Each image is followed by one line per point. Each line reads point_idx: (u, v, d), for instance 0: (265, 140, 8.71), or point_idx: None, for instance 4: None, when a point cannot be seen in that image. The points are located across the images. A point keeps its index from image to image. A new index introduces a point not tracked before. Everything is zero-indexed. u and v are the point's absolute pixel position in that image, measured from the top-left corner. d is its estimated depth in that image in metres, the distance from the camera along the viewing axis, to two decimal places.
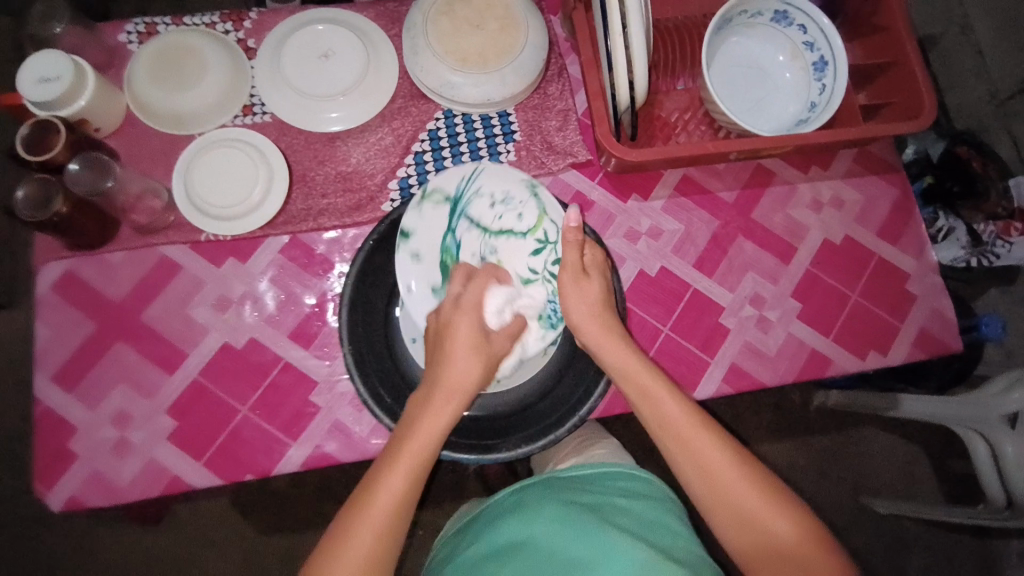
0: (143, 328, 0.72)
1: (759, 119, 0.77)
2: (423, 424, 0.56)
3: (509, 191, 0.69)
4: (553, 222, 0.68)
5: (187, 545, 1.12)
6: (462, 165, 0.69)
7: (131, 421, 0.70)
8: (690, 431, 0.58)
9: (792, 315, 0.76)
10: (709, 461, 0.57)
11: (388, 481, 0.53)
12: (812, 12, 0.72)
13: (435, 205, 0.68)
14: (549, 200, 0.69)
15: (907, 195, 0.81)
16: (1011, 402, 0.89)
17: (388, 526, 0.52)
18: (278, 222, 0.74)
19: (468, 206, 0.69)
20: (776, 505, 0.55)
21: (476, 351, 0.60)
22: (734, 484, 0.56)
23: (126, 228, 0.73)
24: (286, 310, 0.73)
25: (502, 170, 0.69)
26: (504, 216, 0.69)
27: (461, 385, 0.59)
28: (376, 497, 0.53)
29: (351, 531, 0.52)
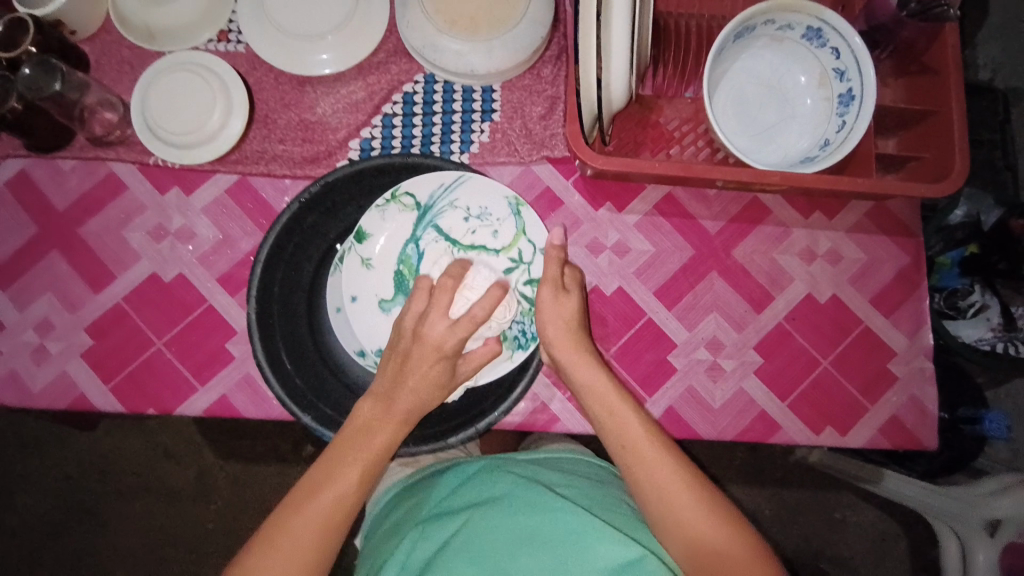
0: (80, 241, 0.71)
1: (765, 147, 0.68)
2: (361, 448, 0.54)
3: (487, 207, 0.66)
4: (530, 241, 0.66)
5: (109, 461, 1.08)
6: (445, 171, 0.65)
7: (51, 330, 0.69)
8: (641, 448, 0.54)
9: (750, 368, 0.69)
10: (660, 478, 0.52)
11: (336, 487, 0.52)
12: (848, 34, 0.61)
13: (401, 209, 0.66)
14: (530, 218, 0.65)
15: (918, 265, 0.71)
16: (997, 507, 0.78)
17: (327, 538, 0.51)
18: (230, 160, 0.71)
19: (439, 215, 0.66)
20: (736, 535, 0.49)
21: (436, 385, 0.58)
22: (681, 500, 0.51)
23: (81, 138, 0.71)
24: (220, 251, 0.70)
25: (485, 181, 0.65)
26: (477, 231, 0.66)
27: (415, 416, 0.57)
28: (319, 501, 0.51)
29: (287, 523, 0.50)
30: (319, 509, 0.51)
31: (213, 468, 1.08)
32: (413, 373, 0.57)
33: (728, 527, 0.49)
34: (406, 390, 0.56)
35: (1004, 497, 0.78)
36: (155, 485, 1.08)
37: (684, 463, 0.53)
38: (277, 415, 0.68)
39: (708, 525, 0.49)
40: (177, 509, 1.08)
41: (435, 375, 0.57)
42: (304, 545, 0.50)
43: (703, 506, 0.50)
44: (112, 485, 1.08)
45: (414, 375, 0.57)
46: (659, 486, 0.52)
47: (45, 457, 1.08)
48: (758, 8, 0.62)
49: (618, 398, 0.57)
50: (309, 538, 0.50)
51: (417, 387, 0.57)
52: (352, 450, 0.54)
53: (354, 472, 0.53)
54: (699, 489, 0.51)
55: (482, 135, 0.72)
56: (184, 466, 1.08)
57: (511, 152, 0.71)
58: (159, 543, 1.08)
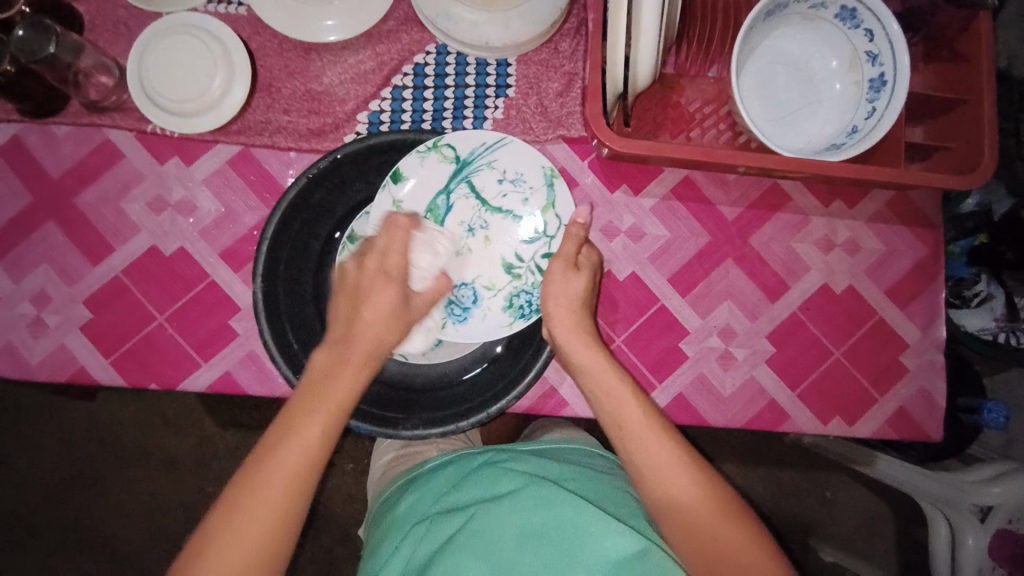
0: (76, 211, 0.68)
1: (789, 132, 0.66)
2: (325, 404, 0.50)
3: (522, 172, 0.64)
4: (558, 216, 0.64)
5: (108, 430, 1.08)
6: (488, 131, 0.63)
7: (48, 303, 0.67)
8: (637, 431, 0.52)
9: (761, 357, 0.68)
10: (657, 460, 0.51)
11: (299, 439, 0.49)
12: (885, 16, 0.59)
13: (440, 160, 0.63)
14: (562, 192, 0.63)
15: (935, 257, 0.70)
16: (990, 495, 0.80)
17: (293, 499, 0.48)
18: (232, 130, 0.68)
19: (475, 171, 0.65)
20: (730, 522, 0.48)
21: (394, 318, 0.57)
22: (676, 481, 0.50)
23: (75, 103, 0.68)
24: (223, 226, 0.68)
25: (525, 148, 0.64)
26: (508, 195, 0.65)
27: (375, 352, 0.55)
28: (279, 464, 0.48)
29: (259, 485, 0.47)
30: (288, 468, 0.48)
31: (214, 439, 1.08)
32: (368, 307, 0.56)
33: (721, 522, 0.48)
34: (361, 319, 0.55)
35: (996, 484, 0.81)
36: (157, 455, 1.08)
37: (683, 445, 0.52)
38: (282, 394, 0.67)
39: (701, 514, 0.48)
40: (178, 479, 1.08)
41: (386, 302, 0.57)
42: (274, 512, 0.47)
43: (699, 495, 0.49)
44: (113, 454, 1.08)
45: (370, 307, 0.56)
46: (654, 470, 0.50)
47: (42, 426, 1.07)
48: None
49: (615, 377, 0.55)
50: (277, 501, 0.47)
51: (374, 321, 0.56)
52: (312, 409, 0.50)
53: (318, 421, 0.50)
54: (696, 471, 0.50)
55: (496, 111, 0.69)
56: (185, 438, 1.08)
57: (526, 130, 0.69)
58: (160, 512, 1.08)
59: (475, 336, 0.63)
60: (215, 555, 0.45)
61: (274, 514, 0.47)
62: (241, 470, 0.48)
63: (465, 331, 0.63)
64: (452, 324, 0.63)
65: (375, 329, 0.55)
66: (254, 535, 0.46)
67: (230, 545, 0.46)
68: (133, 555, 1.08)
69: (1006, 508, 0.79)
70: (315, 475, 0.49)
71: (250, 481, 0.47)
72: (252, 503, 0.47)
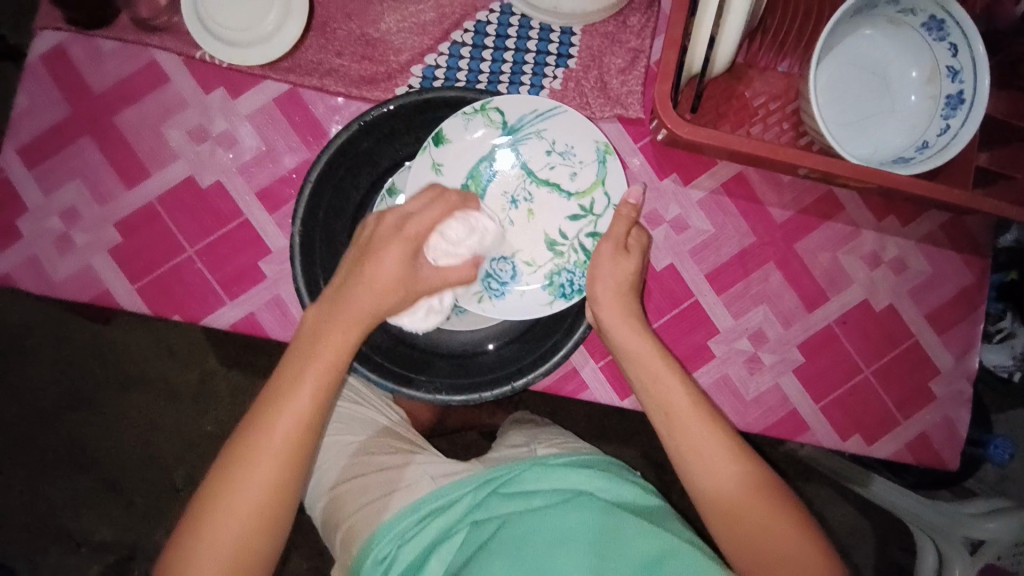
0: (115, 130, 0.67)
1: (855, 140, 0.63)
2: (315, 369, 0.50)
3: (572, 144, 0.62)
4: (607, 193, 0.62)
5: (116, 355, 1.07)
6: (541, 98, 0.61)
7: (79, 221, 0.66)
8: (683, 418, 0.52)
9: (789, 366, 0.68)
10: (700, 444, 0.51)
11: (288, 411, 0.49)
12: (972, 33, 0.56)
13: (486, 124, 0.61)
14: (614, 170, 0.61)
15: (980, 287, 0.69)
16: (983, 529, 0.79)
17: (285, 470, 0.49)
18: (282, 67, 0.66)
19: (523, 140, 0.63)
20: (769, 503, 0.49)
21: (400, 286, 0.53)
22: (716, 464, 0.50)
23: (125, 18, 0.66)
24: (262, 165, 0.67)
25: (578, 120, 0.61)
26: (555, 168, 0.63)
27: (367, 316, 0.52)
28: (274, 433, 0.49)
29: (251, 454, 0.48)
30: (278, 439, 0.49)
31: (216, 376, 1.08)
32: (376, 275, 0.53)
33: (767, 507, 0.49)
34: (363, 287, 0.52)
35: (990, 520, 0.79)
36: (160, 386, 1.08)
37: (720, 423, 0.52)
38: None
39: (741, 500, 0.49)
40: (179, 413, 1.08)
41: (396, 269, 0.53)
42: (267, 481, 0.48)
43: (746, 486, 0.50)
44: (117, 379, 1.08)
45: (376, 272, 0.52)
46: (696, 454, 0.51)
47: (51, 343, 1.07)
48: None
49: (662, 365, 0.54)
50: (271, 468, 0.48)
51: (376, 283, 0.53)
52: (306, 369, 0.50)
53: (307, 390, 0.50)
54: (738, 453, 0.51)
55: (554, 81, 0.67)
56: (190, 372, 1.08)
57: (583, 105, 0.66)
58: (157, 443, 1.09)
59: (511, 313, 0.62)
60: (214, 520, 0.47)
61: (269, 486, 0.48)
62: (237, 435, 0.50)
63: (502, 306, 0.62)
64: (489, 299, 0.62)
65: (370, 293, 0.52)
66: (247, 503, 0.48)
67: (225, 510, 0.48)
68: (126, 481, 1.09)
69: (997, 544, 0.77)
70: (307, 444, 0.50)
71: (240, 450, 0.49)
72: (245, 469, 0.48)
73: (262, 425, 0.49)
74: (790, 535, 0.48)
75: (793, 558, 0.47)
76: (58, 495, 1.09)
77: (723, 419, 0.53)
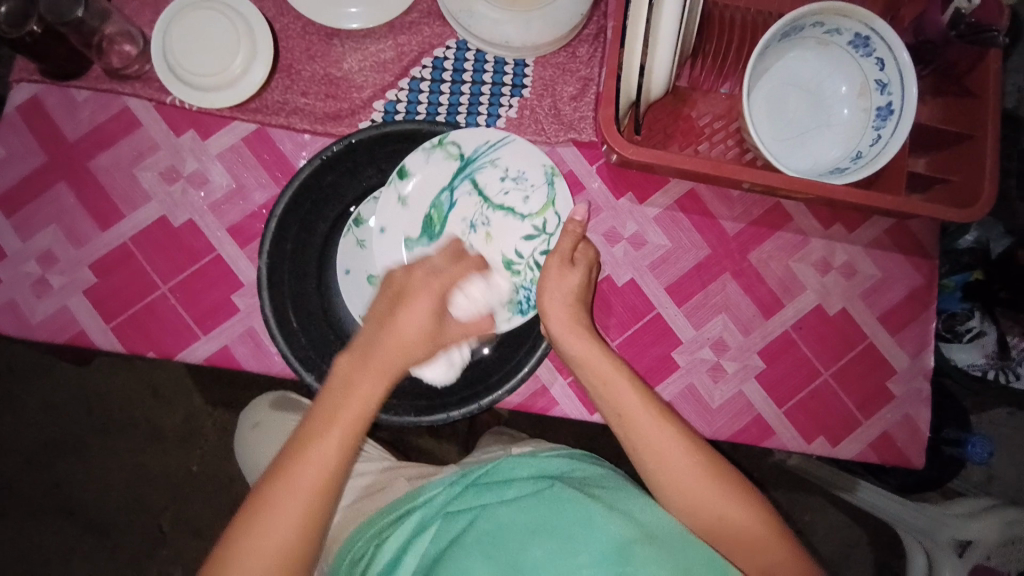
0: (90, 175, 0.69)
1: (795, 153, 0.67)
2: (345, 416, 0.49)
3: (524, 170, 0.65)
4: (557, 214, 0.65)
5: (98, 397, 1.08)
6: (493, 129, 0.64)
7: (55, 264, 0.68)
8: (640, 421, 0.52)
9: (751, 373, 0.70)
10: (660, 446, 0.52)
11: (317, 454, 0.48)
12: (896, 45, 0.60)
13: (445, 157, 0.64)
14: (562, 191, 0.65)
15: (929, 288, 0.71)
16: (968, 528, 0.78)
17: (325, 499, 0.48)
18: (249, 108, 0.69)
19: (478, 169, 0.65)
20: (731, 492, 0.51)
21: (429, 334, 0.55)
22: (676, 462, 0.51)
23: (98, 69, 0.69)
24: (232, 202, 0.69)
25: (528, 148, 0.65)
26: (509, 193, 0.66)
27: (398, 359, 0.53)
28: (302, 476, 0.47)
29: (278, 501, 0.47)
30: (306, 480, 0.47)
31: (202, 416, 1.08)
32: (407, 318, 0.54)
33: (718, 490, 0.51)
34: (397, 332, 0.53)
35: (976, 520, 0.78)
36: (145, 426, 1.08)
37: (672, 418, 0.53)
38: (276, 372, 0.67)
39: (705, 493, 0.51)
40: (164, 452, 1.08)
41: (424, 321, 0.55)
42: (298, 516, 0.47)
43: (704, 476, 0.51)
44: (101, 422, 1.08)
45: (404, 322, 0.54)
46: (658, 457, 0.52)
47: (34, 387, 1.08)
48: (808, 9, 0.60)
49: (614, 369, 0.55)
50: (300, 510, 0.47)
51: (407, 332, 0.54)
52: (332, 413, 0.49)
53: (335, 436, 0.49)
54: (696, 451, 0.52)
55: (510, 110, 0.70)
56: (173, 411, 1.08)
57: (538, 132, 0.70)
58: (141, 483, 1.08)
59: None
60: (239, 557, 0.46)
61: (297, 527, 0.47)
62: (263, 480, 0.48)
63: None
64: None
65: (402, 339, 0.53)
66: (273, 544, 0.46)
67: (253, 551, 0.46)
68: (113, 524, 1.08)
69: (986, 545, 0.76)
70: (334, 486, 0.49)
71: (267, 497, 0.47)
72: (272, 514, 0.46)
73: (287, 467, 0.48)
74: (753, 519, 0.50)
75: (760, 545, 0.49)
76: (42, 542, 1.08)
77: (675, 417, 0.54)
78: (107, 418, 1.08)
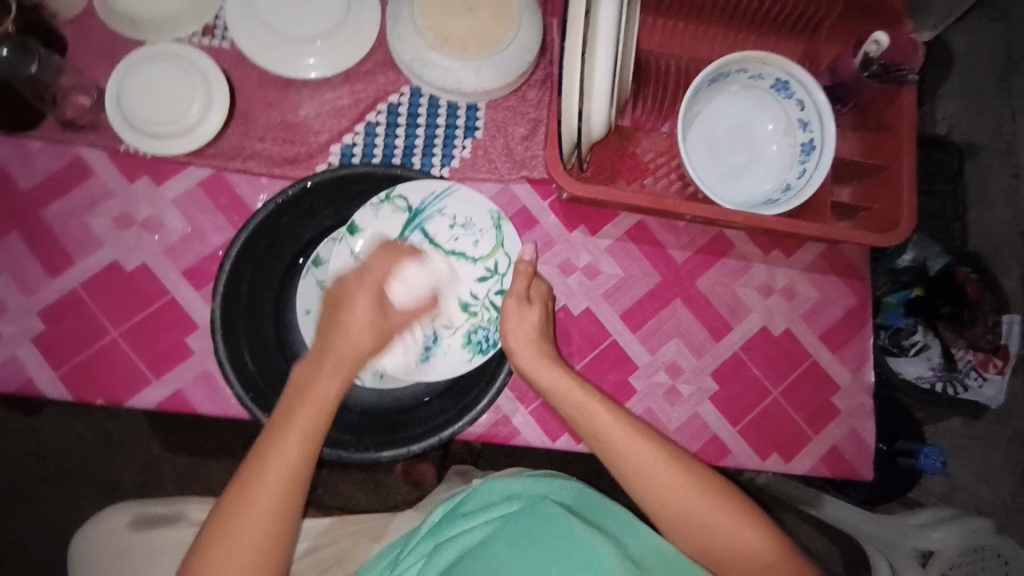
0: (41, 223, 0.69)
1: (732, 185, 0.72)
2: (301, 418, 0.52)
3: (471, 216, 0.67)
4: (507, 254, 0.68)
5: (49, 450, 1.02)
6: (436, 180, 0.66)
7: (3, 314, 0.67)
8: (613, 436, 0.55)
9: (705, 394, 0.72)
10: (635, 458, 0.53)
11: (274, 462, 0.50)
12: (812, 89, 0.66)
13: (394, 211, 0.66)
14: (509, 233, 0.67)
15: (862, 307, 0.76)
16: (930, 539, 0.78)
17: (284, 501, 0.50)
18: (207, 154, 0.71)
19: (426, 219, 0.67)
20: (710, 496, 0.52)
21: (376, 329, 0.60)
22: (654, 473, 0.53)
23: (52, 120, 0.69)
24: (189, 245, 0.70)
25: (470, 194, 0.67)
26: (460, 239, 0.68)
27: (349, 356, 0.57)
28: (265, 478, 0.50)
29: (244, 510, 0.49)
30: (270, 483, 0.50)
31: (163, 462, 1.03)
32: (352, 313, 0.59)
33: (700, 494, 0.52)
34: (345, 331, 0.58)
35: (935, 529, 0.78)
36: (99, 480, 1.03)
37: (640, 426, 0.55)
38: (235, 414, 0.67)
39: (684, 500, 0.52)
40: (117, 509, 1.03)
41: (370, 314, 0.60)
42: (260, 526, 0.49)
43: (676, 478, 0.53)
44: (53, 476, 1.02)
45: (350, 317, 0.59)
46: (633, 465, 0.53)
47: None
48: (732, 56, 0.66)
49: (581, 393, 0.57)
50: (258, 519, 0.49)
51: (355, 330, 0.59)
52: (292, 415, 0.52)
53: (294, 438, 0.51)
54: (664, 450, 0.54)
55: (464, 151, 0.73)
56: (131, 462, 1.03)
57: (491, 170, 0.73)
58: None
59: (437, 375, 0.65)
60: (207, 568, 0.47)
61: (262, 529, 0.49)
62: (229, 485, 0.51)
63: (426, 371, 0.65)
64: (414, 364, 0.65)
65: (361, 341, 0.59)
66: (240, 550, 0.48)
67: (219, 557, 0.48)
68: None
69: (945, 555, 0.77)
70: (297, 490, 0.51)
71: (229, 511, 0.49)
72: (237, 520, 0.49)
73: (252, 471, 0.50)
74: (738, 520, 0.51)
75: (749, 546, 0.50)
76: None
77: (647, 427, 0.56)
78: (57, 472, 1.02)
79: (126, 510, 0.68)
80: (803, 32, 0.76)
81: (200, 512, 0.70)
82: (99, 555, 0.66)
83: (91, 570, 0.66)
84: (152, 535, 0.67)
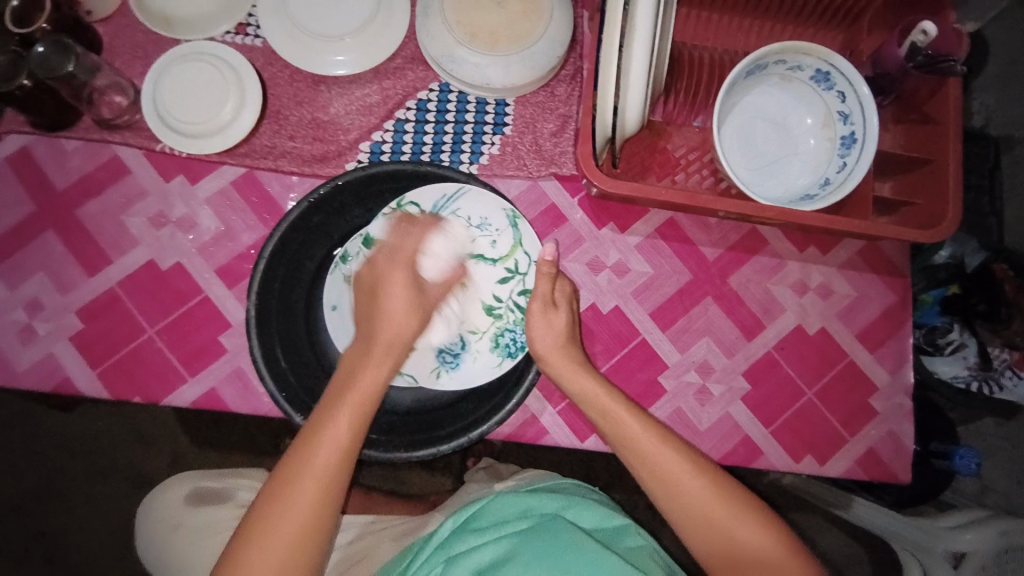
0: (77, 221, 0.70)
1: (767, 179, 0.70)
2: (351, 398, 0.54)
3: (487, 216, 0.66)
4: (527, 253, 0.67)
5: (82, 443, 1.05)
6: (448, 182, 0.65)
7: (42, 310, 0.68)
8: (638, 440, 0.54)
9: (737, 395, 0.71)
10: (661, 463, 0.53)
11: (331, 434, 0.52)
12: (855, 80, 0.64)
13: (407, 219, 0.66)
14: (527, 232, 0.67)
15: (901, 306, 0.74)
16: (961, 540, 0.75)
17: (331, 477, 0.51)
18: (238, 152, 0.71)
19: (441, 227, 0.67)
20: (735, 509, 0.51)
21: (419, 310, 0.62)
22: (683, 483, 0.52)
23: (87, 119, 0.70)
24: (221, 244, 0.70)
25: (483, 195, 0.66)
26: (476, 242, 0.67)
27: (395, 339, 0.59)
28: (318, 452, 0.51)
29: (292, 490, 0.50)
30: (320, 461, 0.51)
31: (192, 456, 1.04)
32: (389, 288, 0.61)
33: (723, 507, 0.51)
34: (386, 317, 0.59)
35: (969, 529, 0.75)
36: (129, 472, 1.05)
37: (665, 432, 0.55)
38: (266, 411, 0.67)
39: (708, 510, 0.51)
40: None
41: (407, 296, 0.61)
42: (310, 499, 0.50)
43: (703, 487, 0.52)
44: (86, 468, 1.04)
45: (393, 300, 0.60)
46: (661, 472, 0.52)
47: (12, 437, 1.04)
48: (769, 48, 0.64)
49: (608, 397, 0.57)
50: (307, 493, 0.50)
51: (397, 312, 0.60)
52: (342, 396, 0.54)
53: (343, 421, 0.53)
54: (692, 458, 0.53)
55: (492, 147, 0.73)
56: (160, 455, 1.05)
57: (520, 167, 0.72)
58: (126, 530, 1.05)
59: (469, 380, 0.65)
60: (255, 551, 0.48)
61: (309, 512, 0.50)
62: (283, 458, 0.52)
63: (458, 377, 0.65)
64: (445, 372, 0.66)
65: (397, 330, 0.60)
66: (291, 528, 0.49)
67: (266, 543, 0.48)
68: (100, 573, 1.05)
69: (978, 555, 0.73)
70: (346, 467, 0.52)
71: (281, 489, 0.50)
72: (285, 503, 0.49)
73: (302, 451, 0.51)
74: (759, 534, 0.50)
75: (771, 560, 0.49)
76: None
77: (674, 436, 0.55)
78: (90, 464, 1.04)
79: (187, 483, 0.74)
80: (841, 22, 0.74)
81: (248, 493, 0.73)
82: (161, 521, 0.72)
83: (153, 535, 0.72)
84: (203, 509, 0.71)
